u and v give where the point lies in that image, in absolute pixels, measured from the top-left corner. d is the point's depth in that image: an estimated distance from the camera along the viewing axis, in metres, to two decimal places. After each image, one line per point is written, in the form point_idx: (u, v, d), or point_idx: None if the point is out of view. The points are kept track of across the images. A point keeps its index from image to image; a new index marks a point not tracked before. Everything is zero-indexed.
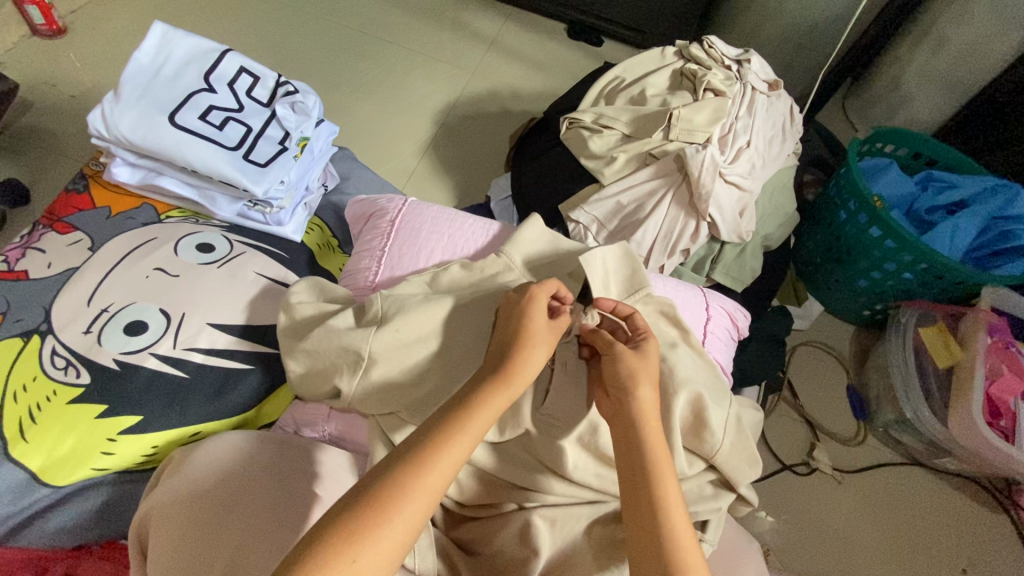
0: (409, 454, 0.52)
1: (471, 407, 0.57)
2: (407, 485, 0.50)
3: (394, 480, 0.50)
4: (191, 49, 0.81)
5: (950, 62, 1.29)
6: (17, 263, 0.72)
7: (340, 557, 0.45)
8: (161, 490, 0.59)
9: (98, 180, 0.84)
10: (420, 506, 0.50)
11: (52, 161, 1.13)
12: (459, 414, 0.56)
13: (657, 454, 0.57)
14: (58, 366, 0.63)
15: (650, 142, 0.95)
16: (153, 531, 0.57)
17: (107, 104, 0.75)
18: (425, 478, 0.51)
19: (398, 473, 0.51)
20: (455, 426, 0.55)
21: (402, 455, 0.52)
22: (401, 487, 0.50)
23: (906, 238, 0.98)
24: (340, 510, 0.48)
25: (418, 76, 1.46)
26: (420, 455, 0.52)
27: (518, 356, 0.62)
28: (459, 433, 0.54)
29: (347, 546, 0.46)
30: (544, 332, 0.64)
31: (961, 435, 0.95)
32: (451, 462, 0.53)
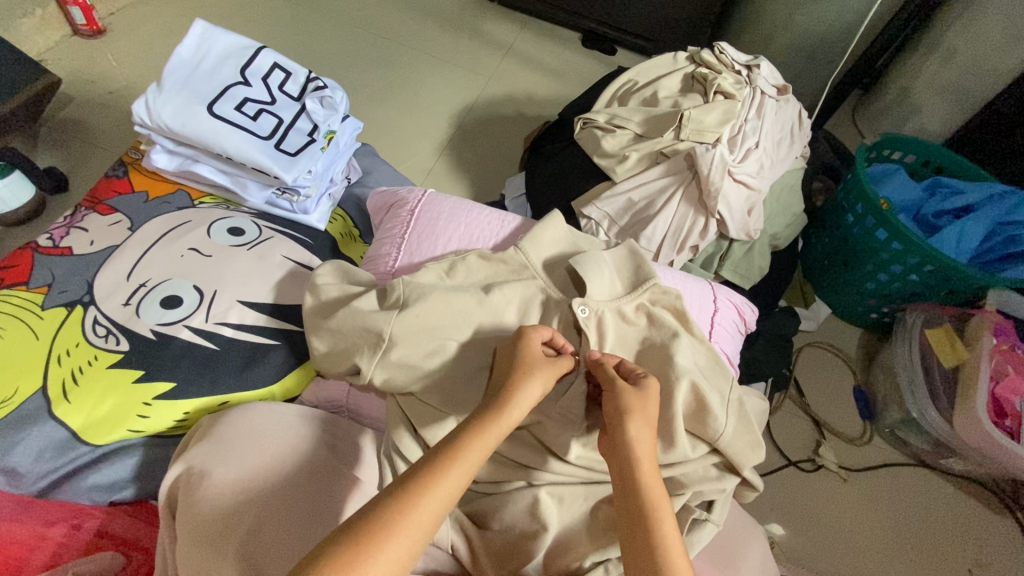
0: (394, 494, 0.49)
1: (463, 445, 0.54)
2: (388, 526, 0.46)
3: (366, 530, 0.46)
4: (229, 45, 0.86)
5: (958, 73, 1.32)
6: (62, 241, 0.76)
7: None
8: (201, 451, 0.62)
9: (137, 167, 0.89)
10: (403, 551, 0.46)
11: (90, 151, 1.18)
12: (450, 448, 0.53)
13: (653, 500, 0.54)
14: (99, 333, 0.68)
15: (662, 141, 0.98)
16: (183, 494, 0.60)
17: (151, 94, 0.80)
18: (409, 521, 0.47)
19: (381, 520, 0.47)
20: (429, 480, 0.50)
21: (388, 498, 0.49)
22: (383, 527, 0.46)
23: (911, 239, 1.01)
24: (324, 545, 0.45)
25: (437, 80, 1.51)
26: (400, 504, 0.48)
27: (515, 386, 0.60)
28: (450, 473, 0.51)
29: None
30: (540, 367, 0.63)
31: (967, 434, 0.96)
32: (428, 524, 0.48)
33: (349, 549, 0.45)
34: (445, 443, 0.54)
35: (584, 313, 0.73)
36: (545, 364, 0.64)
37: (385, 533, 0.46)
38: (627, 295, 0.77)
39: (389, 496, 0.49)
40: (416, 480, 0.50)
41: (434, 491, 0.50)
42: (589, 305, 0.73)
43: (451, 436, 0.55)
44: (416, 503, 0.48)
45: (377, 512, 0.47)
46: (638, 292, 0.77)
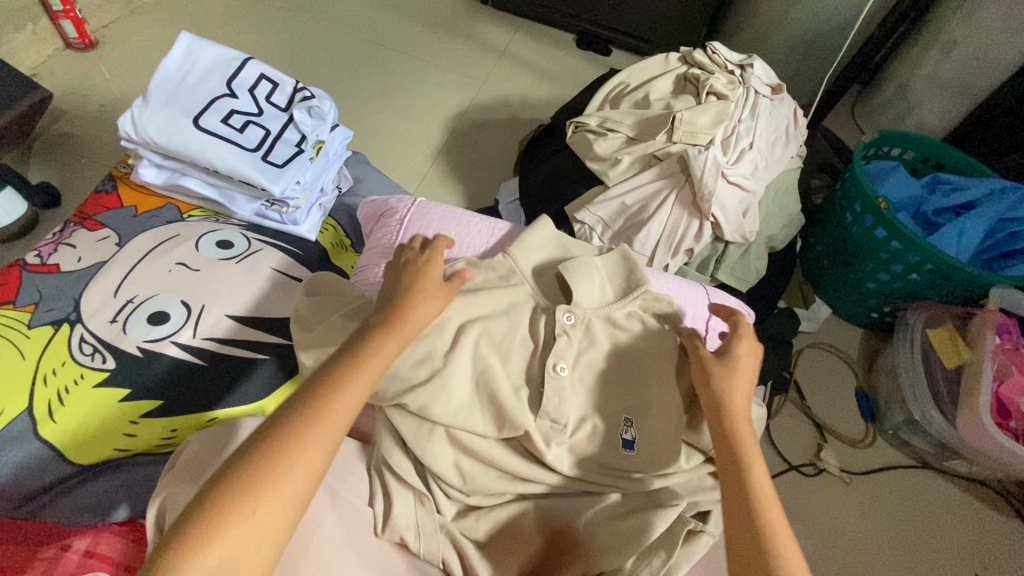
0: (285, 417, 0.48)
1: (358, 360, 0.53)
2: (283, 448, 0.46)
3: (259, 455, 0.45)
4: (215, 57, 0.86)
5: (958, 67, 1.30)
6: (49, 258, 0.76)
7: (219, 528, 0.42)
8: (189, 469, 0.62)
9: (126, 182, 0.89)
10: (309, 468, 0.46)
11: (82, 165, 1.18)
12: (345, 365, 0.52)
13: (750, 456, 0.56)
14: (86, 352, 0.67)
15: (654, 144, 0.97)
16: (168, 508, 0.60)
17: (136, 108, 0.79)
18: (306, 439, 0.47)
19: (274, 445, 0.46)
20: (327, 397, 0.50)
21: (278, 421, 0.48)
22: (278, 450, 0.46)
23: (911, 237, 0.99)
24: (218, 481, 0.44)
25: (431, 86, 1.50)
26: (297, 427, 0.47)
27: (410, 302, 0.60)
28: (343, 389, 0.51)
29: (215, 529, 0.42)
30: (433, 287, 0.62)
31: (970, 435, 0.94)
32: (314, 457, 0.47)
33: (230, 494, 0.43)
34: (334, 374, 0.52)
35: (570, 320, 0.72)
36: (437, 293, 0.62)
37: (268, 474, 0.44)
38: (619, 301, 0.75)
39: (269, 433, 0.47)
40: (304, 415, 0.48)
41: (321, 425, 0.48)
42: (576, 314, 0.72)
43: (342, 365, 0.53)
44: (299, 440, 0.47)
45: (258, 451, 0.46)
46: (629, 298, 0.75)
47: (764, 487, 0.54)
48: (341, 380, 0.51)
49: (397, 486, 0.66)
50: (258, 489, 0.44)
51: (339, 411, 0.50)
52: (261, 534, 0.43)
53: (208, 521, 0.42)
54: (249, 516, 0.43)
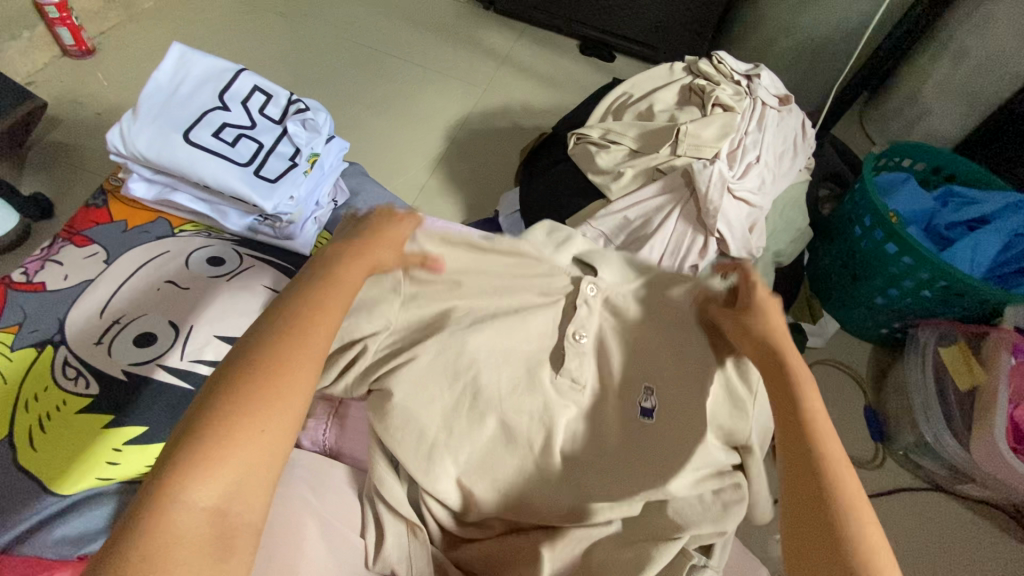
0: (268, 336, 0.45)
1: (332, 282, 0.51)
2: (276, 362, 0.44)
3: (248, 370, 0.43)
4: (207, 68, 0.84)
5: (970, 75, 1.27)
6: (35, 275, 0.74)
7: (219, 445, 0.39)
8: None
9: (116, 196, 0.87)
10: (301, 382, 0.44)
11: (77, 175, 1.17)
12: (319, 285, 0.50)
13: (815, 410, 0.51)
14: (69, 376, 0.65)
15: (658, 157, 0.94)
16: None
17: (125, 122, 0.78)
18: (295, 354, 0.45)
19: (263, 360, 0.44)
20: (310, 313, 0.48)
21: (263, 339, 0.45)
22: (270, 365, 0.44)
23: (923, 254, 0.96)
24: (207, 401, 0.41)
25: (431, 93, 1.48)
26: (283, 342, 0.45)
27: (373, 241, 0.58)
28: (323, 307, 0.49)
29: (217, 446, 0.39)
30: (394, 236, 0.60)
31: (983, 460, 0.91)
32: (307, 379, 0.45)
33: (219, 415, 0.40)
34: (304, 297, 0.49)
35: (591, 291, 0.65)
36: (391, 244, 0.59)
37: (261, 395, 0.42)
38: None
39: (252, 361, 0.44)
40: (285, 338, 0.45)
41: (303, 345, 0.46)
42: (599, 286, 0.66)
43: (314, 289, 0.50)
44: (286, 361, 0.44)
45: (241, 377, 0.43)
46: None
47: (831, 445, 0.49)
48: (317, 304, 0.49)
49: (389, 516, 0.63)
50: (255, 408, 0.41)
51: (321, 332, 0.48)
52: (273, 443, 0.41)
53: (207, 447, 0.39)
54: (252, 435, 0.41)
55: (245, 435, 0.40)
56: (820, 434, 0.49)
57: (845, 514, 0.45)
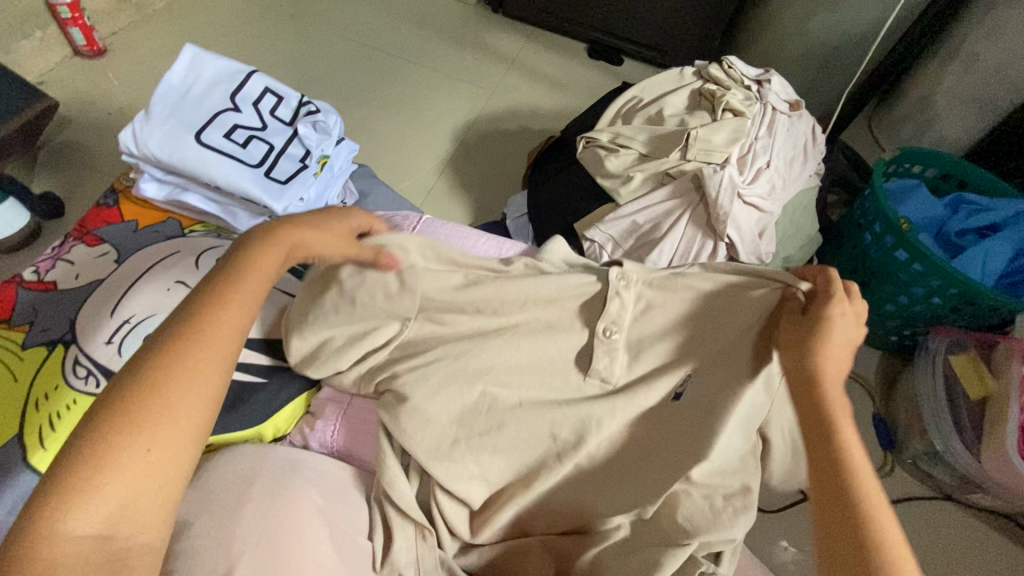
0: (157, 347, 0.43)
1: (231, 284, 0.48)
2: (162, 377, 0.41)
3: (134, 385, 0.41)
4: (219, 69, 0.84)
5: (981, 82, 1.26)
6: (46, 274, 0.74)
7: (96, 473, 0.37)
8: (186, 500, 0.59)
9: (128, 196, 0.87)
10: (193, 400, 0.42)
11: (88, 175, 1.18)
12: (215, 289, 0.47)
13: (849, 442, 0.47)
14: (80, 375, 0.65)
15: (667, 162, 0.94)
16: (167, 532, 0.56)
17: (138, 122, 0.78)
18: (181, 370, 0.42)
19: (151, 378, 0.41)
20: (200, 322, 0.44)
21: (153, 351, 0.43)
22: (155, 381, 0.41)
23: (934, 261, 0.95)
24: (85, 423, 0.39)
25: (440, 95, 1.48)
26: (170, 353, 0.42)
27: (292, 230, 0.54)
28: (218, 312, 0.45)
29: (95, 468, 0.38)
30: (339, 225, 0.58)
31: (993, 469, 0.90)
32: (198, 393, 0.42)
33: (96, 439, 0.38)
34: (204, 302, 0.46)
35: (620, 282, 0.62)
36: (337, 231, 0.58)
37: (142, 415, 0.40)
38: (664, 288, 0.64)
39: (141, 375, 0.41)
40: (175, 348, 0.43)
41: (192, 357, 0.43)
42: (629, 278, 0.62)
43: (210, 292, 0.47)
44: (171, 374, 0.41)
45: (123, 394, 0.40)
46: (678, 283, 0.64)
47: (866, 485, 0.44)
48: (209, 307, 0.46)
49: (397, 519, 0.63)
50: (130, 426, 0.39)
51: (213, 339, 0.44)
52: (160, 469, 0.39)
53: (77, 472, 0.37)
54: (132, 455, 0.39)
55: (125, 453, 0.38)
56: (855, 457, 0.46)
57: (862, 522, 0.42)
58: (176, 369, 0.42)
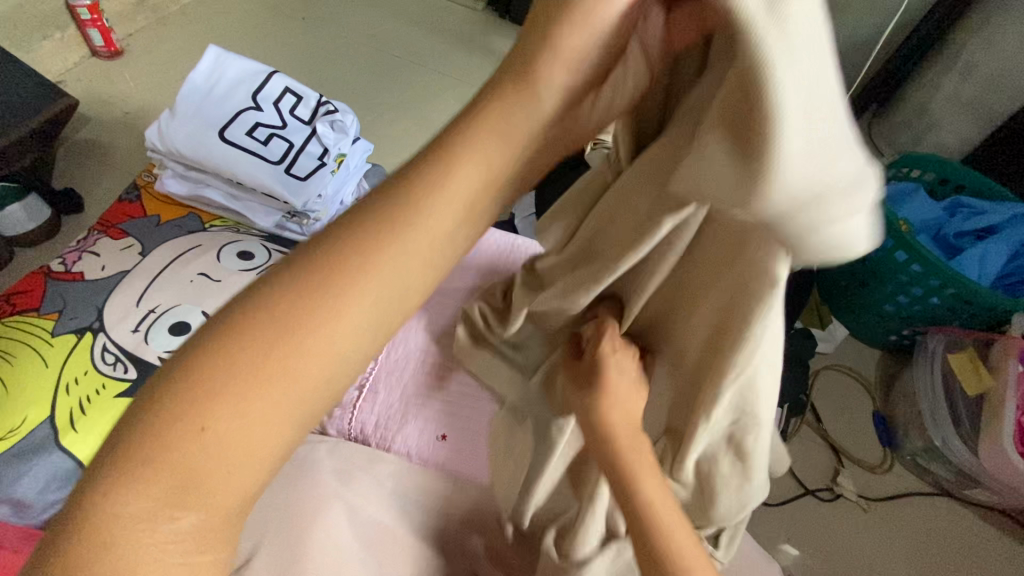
0: (300, 274, 0.34)
1: (420, 204, 0.35)
2: (290, 320, 0.33)
3: (262, 316, 0.33)
4: (241, 69, 0.87)
5: (977, 90, 1.30)
6: (73, 265, 0.76)
7: (185, 412, 0.31)
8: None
9: (149, 191, 0.89)
10: (313, 362, 0.33)
11: (105, 172, 1.20)
12: (397, 207, 0.35)
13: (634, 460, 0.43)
14: (108, 361, 0.68)
15: None
16: None
17: (164, 119, 0.81)
18: (315, 319, 0.33)
19: (278, 314, 0.33)
20: (360, 259, 0.34)
21: (291, 275, 0.34)
22: (281, 321, 0.33)
23: (932, 262, 0.98)
24: (201, 337, 0.33)
25: (449, 98, 1.52)
26: (310, 288, 0.33)
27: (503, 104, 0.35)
28: (383, 254, 0.34)
29: (188, 408, 0.31)
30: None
31: (991, 465, 0.93)
32: (345, 341, 0.34)
33: (222, 370, 0.32)
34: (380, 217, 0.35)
35: None
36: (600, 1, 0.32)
37: (283, 359, 0.32)
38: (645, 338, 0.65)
39: (291, 300, 0.33)
40: (313, 292, 0.33)
41: (346, 295, 0.34)
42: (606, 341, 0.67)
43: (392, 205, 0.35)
44: (306, 323, 0.33)
45: (268, 321, 0.33)
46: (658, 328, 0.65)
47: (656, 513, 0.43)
48: (388, 234, 0.34)
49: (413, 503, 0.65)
50: (259, 368, 0.32)
51: (378, 280, 0.34)
52: (253, 438, 0.32)
53: (161, 420, 0.31)
54: (259, 406, 0.32)
55: (252, 402, 0.32)
56: (639, 459, 0.44)
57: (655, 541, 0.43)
58: (328, 308, 0.33)
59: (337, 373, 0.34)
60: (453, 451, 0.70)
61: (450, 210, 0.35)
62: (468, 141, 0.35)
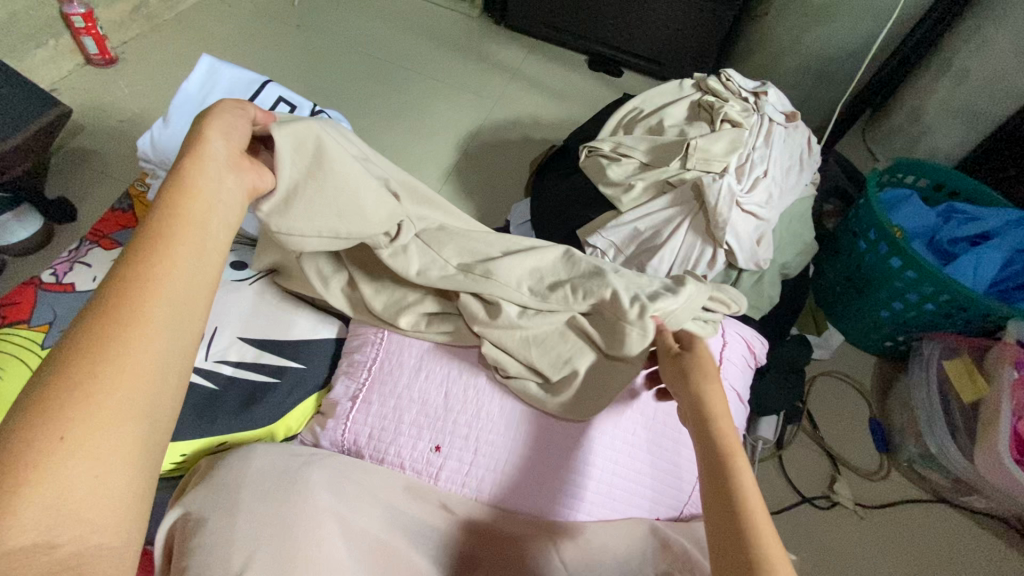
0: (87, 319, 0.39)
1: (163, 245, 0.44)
2: (99, 345, 0.38)
3: (72, 354, 0.37)
4: (234, 78, 0.87)
5: (971, 94, 1.30)
6: (65, 277, 0.76)
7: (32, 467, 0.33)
8: (201, 495, 0.60)
9: (142, 201, 0.89)
10: (131, 375, 0.38)
11: (98, 180, 1.20)
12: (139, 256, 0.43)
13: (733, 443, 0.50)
14: None
15: (667, 170, 0.97)
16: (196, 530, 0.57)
17: (157, 129, 0.80)
18: (124, 337, 0.39)
19: (80, 349, 0.37)
20: (135, 295, 0.41)
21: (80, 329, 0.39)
22: (89, 347, 0.38)
23: (927, 268, 0.98)
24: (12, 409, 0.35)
25: (444, 105, 1.52)
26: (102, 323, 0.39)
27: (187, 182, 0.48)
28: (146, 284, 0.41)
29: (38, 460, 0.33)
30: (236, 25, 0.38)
31: (987, 471, 0.92)
32: (145, 361, 0.39)
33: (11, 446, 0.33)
34: (124, 271, 0.42)
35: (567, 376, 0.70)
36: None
37: (74, 403, 0.35)
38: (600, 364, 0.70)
39: (60, 364, 0.37)
40: (101, 330, 0.38)
41: (132, 330, 0.39)
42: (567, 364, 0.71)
43: (133, 258, 0.42)
44: (121, 345, 0.38)
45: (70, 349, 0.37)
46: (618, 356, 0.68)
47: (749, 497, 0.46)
48: (156, 261, 0.43)
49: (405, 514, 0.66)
50: (51, 424, 0.34)
51: (160, 305, 0.41)
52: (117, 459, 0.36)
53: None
54: (72, 454, 0.34)
55: (65, 452, 0.34)
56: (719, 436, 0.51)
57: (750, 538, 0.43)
58: (117, 342, 0.38)
59: (146, 390, 0.39)
60: (447, 462, 0.70)
61: (198, 247, 0.46)
62: (182, 205, 0.47)
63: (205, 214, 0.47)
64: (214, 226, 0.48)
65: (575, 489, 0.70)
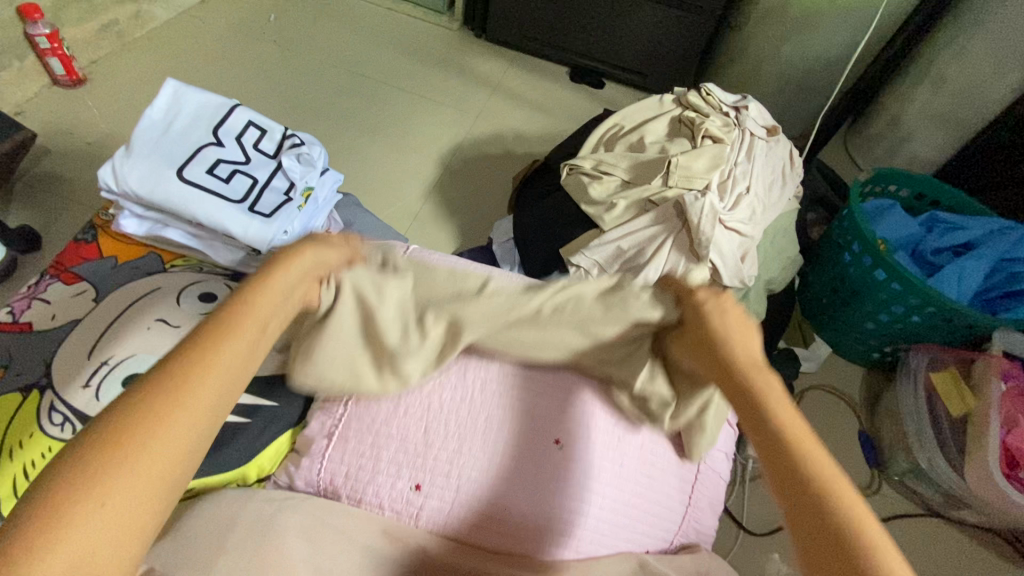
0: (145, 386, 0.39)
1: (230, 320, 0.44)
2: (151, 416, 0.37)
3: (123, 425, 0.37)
4: (201, 103, 0.84)
5: (949, 102, 1.31)
6: (22, 315, 0.72)
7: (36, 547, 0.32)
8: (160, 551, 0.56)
9: (107, 231, 0.85)
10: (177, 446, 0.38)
11: (65, 206, 1.16)
12: (213, 322, 0.44)
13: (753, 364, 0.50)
14: (55, 422, 0.64)
15: (649, 188, 0.96)
16: None
17: (118, 159, 0.77)
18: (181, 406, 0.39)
19: (137, 409, 0.37)
20: (201, 356, 0.41)
21: (143, 383, 0.39)
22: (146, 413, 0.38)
23: (911, 280, 0.97)
24: (54, 467, 0.35)
25: (424, 120, 1.49)
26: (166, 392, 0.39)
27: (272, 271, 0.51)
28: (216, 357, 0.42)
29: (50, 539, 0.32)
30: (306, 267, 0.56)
31: (977, 486, 0.91)
32: (201, 413, 0.39)
33: (63, 495, 0.34)
34: (197, 347, 0.42)
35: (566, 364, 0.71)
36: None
37: (126, 460, 0.36)
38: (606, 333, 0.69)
39: (113, 434, 0.36)
40: (155, 398, 0.38)
41: (186, 405, 0.39)
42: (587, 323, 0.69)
43: (205, 332, 0.43)
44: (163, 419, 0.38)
45: (105, 431, 0.36)
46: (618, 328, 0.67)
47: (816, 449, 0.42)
48: (220, 334, 0.43)
49: None
50: (95, 481, 0.34)
51: (210, 390, 0.40)
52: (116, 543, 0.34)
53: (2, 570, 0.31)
54: (83, 527, 0.33)
55: (101, 503, 0.34)
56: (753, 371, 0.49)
57: (805, 466, 0.41)
58: (168, 422, 0.38)
59: (171, 479, 0.37)
60: (428, 504, 0.67)
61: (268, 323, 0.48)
62: (267, 281, 0.50)
63: (276, 303, 0.49)
64: (275, 316, 0.49)
65: (569, 522, 0.67)
